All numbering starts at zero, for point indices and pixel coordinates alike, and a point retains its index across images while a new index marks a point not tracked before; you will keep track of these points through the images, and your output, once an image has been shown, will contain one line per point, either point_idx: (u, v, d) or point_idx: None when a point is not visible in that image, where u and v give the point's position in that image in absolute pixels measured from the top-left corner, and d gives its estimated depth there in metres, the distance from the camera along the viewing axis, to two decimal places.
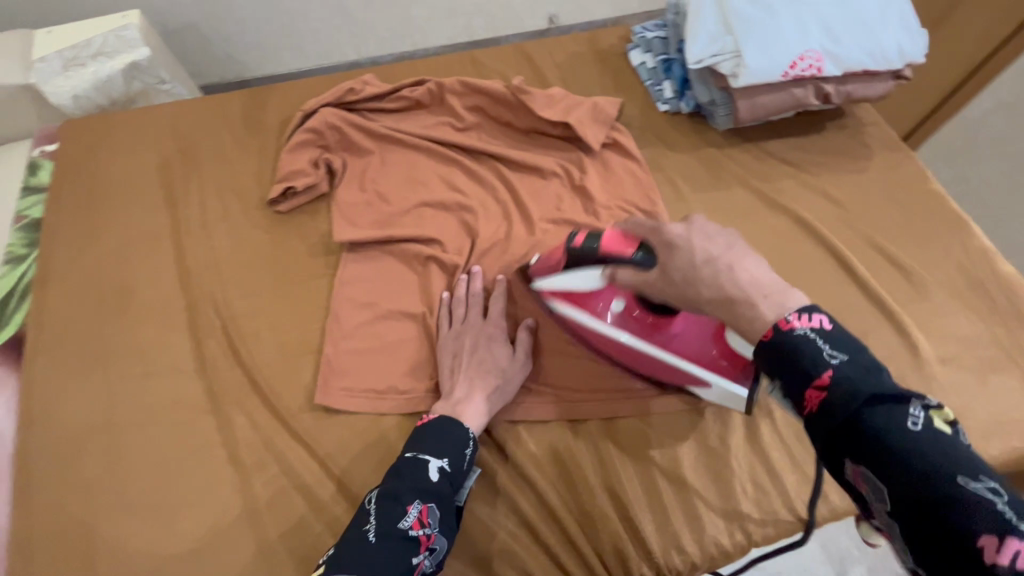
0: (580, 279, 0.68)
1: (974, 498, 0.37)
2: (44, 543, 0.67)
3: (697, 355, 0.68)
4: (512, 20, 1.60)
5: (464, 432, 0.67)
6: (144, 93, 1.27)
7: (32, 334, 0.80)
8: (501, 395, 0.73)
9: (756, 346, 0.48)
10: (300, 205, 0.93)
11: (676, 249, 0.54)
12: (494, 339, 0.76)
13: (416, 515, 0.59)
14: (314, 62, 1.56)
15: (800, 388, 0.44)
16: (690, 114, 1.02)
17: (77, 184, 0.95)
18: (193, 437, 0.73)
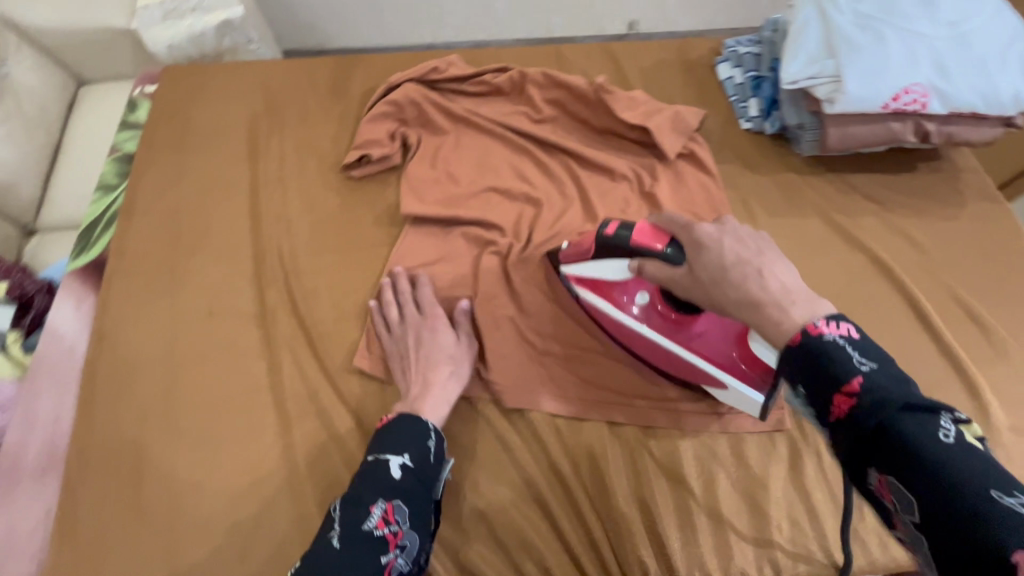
0: (609, 268, 0.69)
1: (1009, 513, 0.36)
2: (98, 454, 0.71)
3: (717, 356, 0.69)
4: (592, 23, 1.59)
5: (421, 424, 0.66)
6: (233, 50, 1.30)
7: (113, 259, 0.85)
8: (459, 380, 0.73)
9: (782, 349, 0.48)
10: (372, 174, 0.95)
11: (705, 248, 0.56)
12: (436, 329, 0.75)
13: (381, 514, 0.59)
14: (391, 41, 1.61)
15: (826, 392, 0.45)
16: (774, 135, 0.99)
17: (169, 125, 1.00)
18: (244, 378, 0.76)
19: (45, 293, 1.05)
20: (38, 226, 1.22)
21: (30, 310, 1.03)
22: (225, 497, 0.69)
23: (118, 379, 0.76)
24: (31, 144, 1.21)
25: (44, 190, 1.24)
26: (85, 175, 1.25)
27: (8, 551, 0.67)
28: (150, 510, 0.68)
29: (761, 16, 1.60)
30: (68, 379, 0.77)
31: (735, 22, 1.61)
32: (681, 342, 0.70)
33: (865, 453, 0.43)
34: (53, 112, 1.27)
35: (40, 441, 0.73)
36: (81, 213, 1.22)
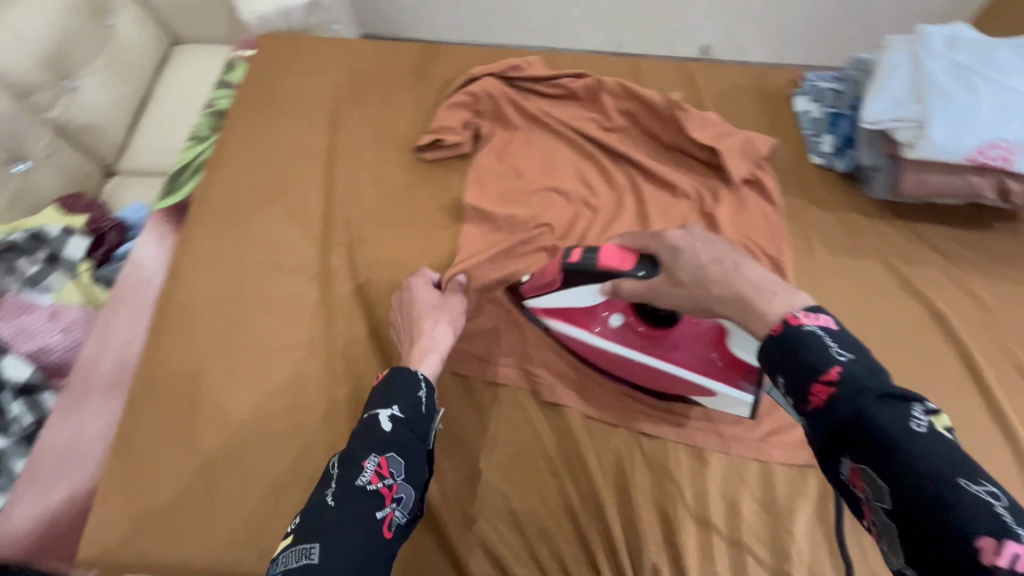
0: (581, 295, 0.70)
1: (974, 500, 0.38)
2: (161, 380, 0.76)
3: (699, 363, 0.71)
4: (664, 43, 1.60)
5: (411, 374, 0.65)
6: (317, 28, 1.36)
7: (197, 204, 0.92)
8: (448, 327, 0.74)
9: (764, 339, 0.52)
10: (441, 158, 0.99)
11: (682, 251, 0.58)
12: (416, 288, 0.79)
13: (374, 468, 0.56)
14: (465, 38, 1.66)
15: (806, 382, 0.48)
16: (844, 174, 0.98)
17: (261, 89, 1.06)
18: (300, 330, 0.81)
19: (117, 230, 1.15)
20: (119, 169, 1.32)
21: (103, 245, 1.13)
22: (267, 439, 0.73)
23: (188, 314, 0.81)
24: (125, 92, 1.30)
25: (129, 136, 1.34)
26: (170, 128, 1.34)
27: (72, 453, 0.73)
28: (201, 438, 0.73)
29: (840, 55, 1.58)
30: (143, 306, 0.83)
31: (812, 59, 1.59)
32: (660, 354, 0.72)
33: (839, 439, 0.46)
34: (148, 65, 1.37)
35: (111, 358, 0.79)
36: (161, 163, 1.31)
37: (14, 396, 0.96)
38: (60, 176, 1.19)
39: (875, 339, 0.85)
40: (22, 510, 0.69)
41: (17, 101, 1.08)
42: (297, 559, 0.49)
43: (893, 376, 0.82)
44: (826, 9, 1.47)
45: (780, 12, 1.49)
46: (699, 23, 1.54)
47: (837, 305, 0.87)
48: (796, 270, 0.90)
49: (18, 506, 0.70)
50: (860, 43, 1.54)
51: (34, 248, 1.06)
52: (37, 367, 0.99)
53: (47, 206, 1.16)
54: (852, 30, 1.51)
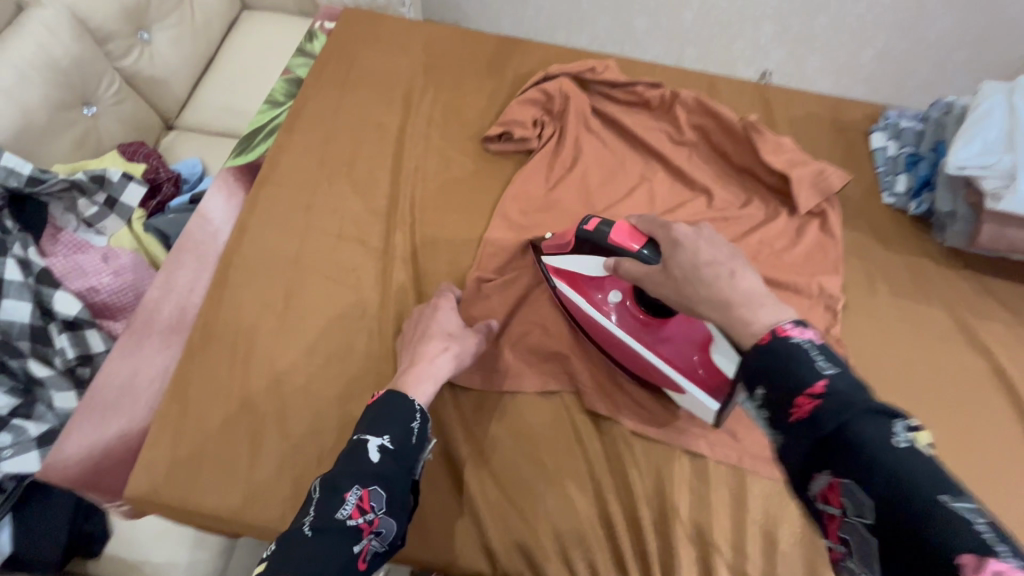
0: (590, 264, 0.71)
1: (955, 515, 0.34)
2: (219, 333, 0.78)
3: (679, 361, 0.69)
4: (726, 63, 1.59)
5: (409, 405, 0.63)
6: (385, 9, 1.35)
7: (267, 167, 0.93)
8: (451, 360, 0.70)
9: (749, 351, 0.47)
10: (507, 151, 0.99)
11: (681, 247, 0.55)
12: (440, 308, 0.76)
13: (356, 501, 0.55)
14: (524, 35, 1.67)
15: (789, 392, 0.43)
16: (916, 217, 0.96)
17: (339, 61, 1.07)
18: (357, 302, 0.82)
19: (172, 183, 1.19)
20: (178, 123, 1.35)
21: (157, 196, 1.18)
22: (314, 405, 0.74)
23: (252, 272, 0.83)
24: (193, 48, 1.34)
25: (193, 92, 1.37)
26: (229, 87, 1.36)
27: (129, 391, 0.75)
28: (251, 395, 0.74)
29: (907, 96, 1.54)
30: (207, 260, 0.85)
31: (878, 97, 1.55)
32: (647, 342, 0.71)
33: (815, 452, 0.41)
34: (217, 27, 1.40)
35: (173, 305, 0.81)
36: (219, 122, 1.33)
37: (59, 329, 0.98)
38: (124, 124, 1.21)
39: (931, 390, 0.82)
40: (74, 441, 0.71)
41: (93, 43, 1.14)
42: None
43: (945, 429, 0.80)
44: (900, 47, 1.43)
45: (850, 45, 1.46)
46: (763, 48, 1.53)
47: (895, 348, 0.85)
48: (856, 308, 0.88)
49: (72, 436, 0.71)
50: (929, 86, 1.49)
51: (93, 190, 1.06)
52: (85, 305, 1.01)
53: (109, 150, 1.18)
54: (923, 72, 1.47)
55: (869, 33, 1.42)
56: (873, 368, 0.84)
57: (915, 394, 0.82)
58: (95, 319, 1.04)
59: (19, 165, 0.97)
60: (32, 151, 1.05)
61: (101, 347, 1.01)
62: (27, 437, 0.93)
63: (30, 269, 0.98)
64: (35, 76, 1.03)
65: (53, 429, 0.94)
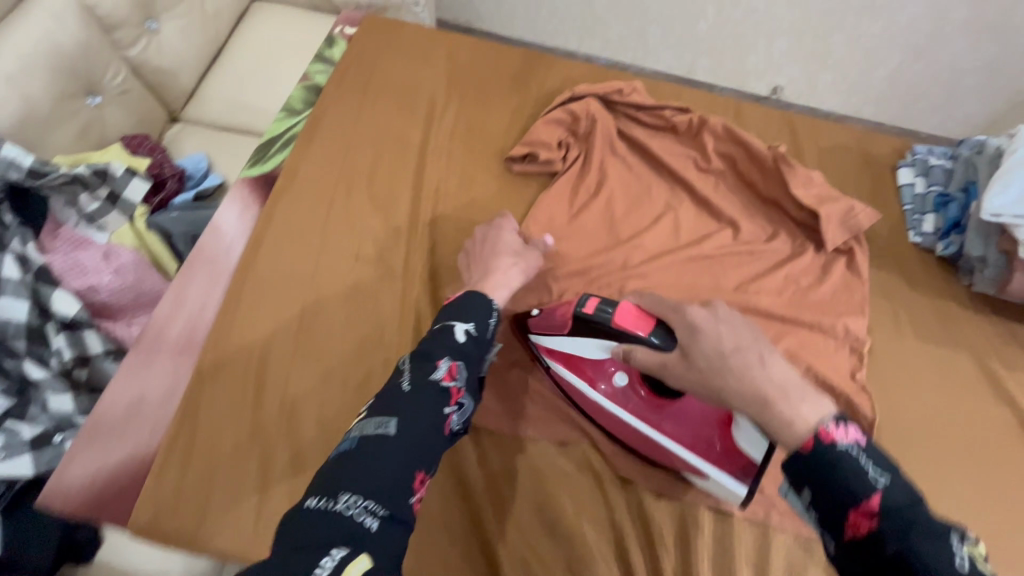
0: (588, 345, 0.70)
1: None
2: (231, 359, 0.75)
3: (697, 442, 0.69)
4: (738, 77, 1.62)
5: (487, 302, 0.69)
6: (399, 8, 1.36)
7: (283, 180, 0.90)
8: (520, 272, 0.77)
9: (792, 455, 0.47)
10: (530, 172, 0.96)
11: (702, 333, 0.56)
12: (503, 229, 0.83)
13: (446, 368, 0.60)
14: (537, 40, 1.66)
15: (842, 507, 0.43)
16: (943, 258, 0.94)
17: (359, 70, 1.04)
18: (375, 326, 0.79)
19: (177, 179, 1.15)
20: (185, 115, 1.30)
21: (160, 192, 1.14)
22: (327, 433, 0.72)
23: (268, 289, 0.80)
24: (202, 40, 1.29)
25: (201, 84, 1.32)
26: (237, 83, 1.32)
27: (135, 415, 0.72)
28: (263, 425, 0.71)
29: (916, 119, 1.60)
30: (218, 276, 0.82)
31: (884, 116, 1.61)
32: (658, 424, 0.70)
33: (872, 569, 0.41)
34: (226, 19, 1.35)
35: (183, 322, 0.78)
36: (227, 118, 1.29)
37: (57, 329, 0.95)
38: (129, 115, 1.17)
39: (956, 439, 0.81)
40: (77, 466, 0.68)
41: (101, 33, 1.11)
42: (373, 429, 0.53)
43: (971, 481, 0.78)
44: (912, 69, 1.48)
45: (861, 65, 1.50)
46: (776, 62, 1.55)
47: (920, 395, 0.84)
48: (881, 352, 0.87)
49: (75, 461, 0.68)
50: (938, 108, 1.55)
51: (97, 183, 1.03)
52: (83, 305, 0.98)
53: (113, 142, 1.13)
54: (933, 95, 1.52)
55: (881, 54, 1.46)
56: (899, 414, 0.82)
57: (941, 442, 0.81)
58: (93, 320, 1.01)
59: (20, 157, 0.92)
60: (37, 142, 1.01)
61: (100, 348, 0.99)
62: (18, 441, 0.87)
63: (27, 267, 0.95)
64: (38, 62, 0.99)
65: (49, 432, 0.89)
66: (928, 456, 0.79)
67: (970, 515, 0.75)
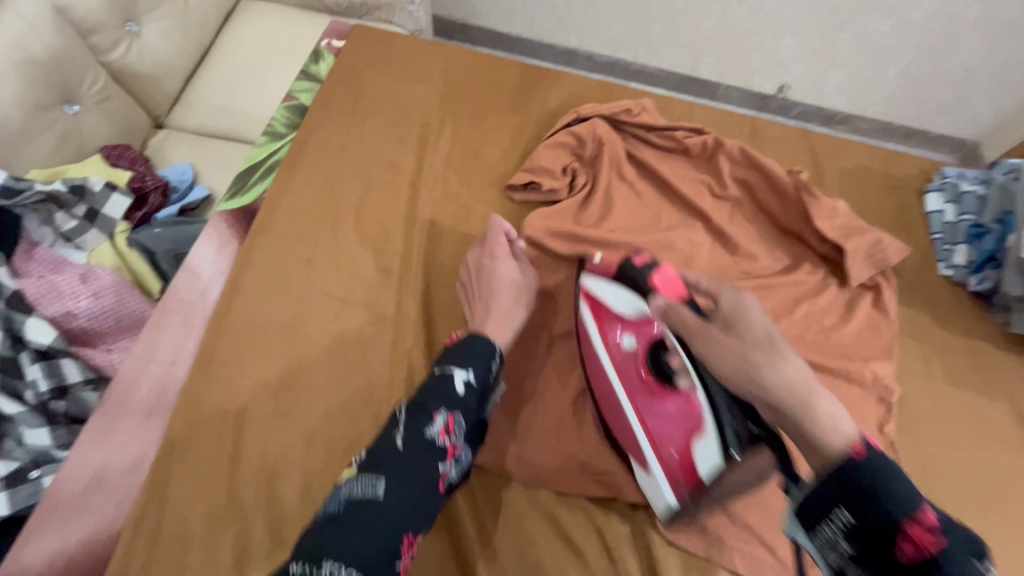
0: (624, 299, 0.67)
1: None
2: (207, 419, 0.68)
3: (659, 437, 0.64)
4: (743, 76, 1.55)
5: (486, 346, 0.66)
6: (392, 7, 1.29)
7: (264, 214, 0.83)
8: (518, 310, 0.75)
9: (835, 454, 0.43)
10: (533, 202, 0.89)
11: (752, 314, 0.53)
12: (496, 256, 0.77)
13: (443, 423, 0.59)
14: (536, 37, 1.58)
15: (897, 524, 0.40)
16: (975, 292, 0.89)
17: (347, 87, 0.96)
18: (365, 380, 0.73)
19: (160, 193, 1.07)
20: (166, 122, 1.22)
21: (143, 207, 1.06)
22: (311, 504, 0.65)
23: (246, 342, 0.73)
24: (182, 46, 1.20)
25: (181, 92, 1.24)
26: (219, 89, 1.22)
27: (100, 485, 0.65)
28: (242, 495, 0.65)
29: (928, 119, 1.54)
30: (194, 323, 0.75)
31: (896, 119, 1.56)
32: (636, 402, 0.66)
33: None
34: (209, 22, 1.26)
35: (154, 376, 0.72)
36: (211, 127, 1.20)
37: (31, 359, 0.86)
38: (112, 123, 1.09)
39: (995, 496, 0.75)
40: (33, 548, 0.61)
41: (75, 37, 1.02)
42: (362, 488, 0.53)
43: (1014, 543, 0.72)
44: (923, 67, 1.41)
45: (874, 66, 1.43)
46: (783, 61, 1.48)
47: (955, 446, 0.78)
48: (911, 399, 0.80)
49: (32, 539, 0.62)
50: (952, 112, 1.51)
51: (75, 202, 0.95)
52: (60, 333, 0.89)
53: (92, 155, 1.05)
54: (947, 99, 1.48)
55: (894, 55, 1.39)
56: (932, 471, 0.76)
57: (979, 499, 0.75)
58: (72, 347, 0.92)
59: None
60: (4, 157, 0.93)
61: (79, 377, 0.88)
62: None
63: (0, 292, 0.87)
64: (11, 72, 0.91)
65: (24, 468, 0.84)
66: (966, 515, 0.73)
67: None
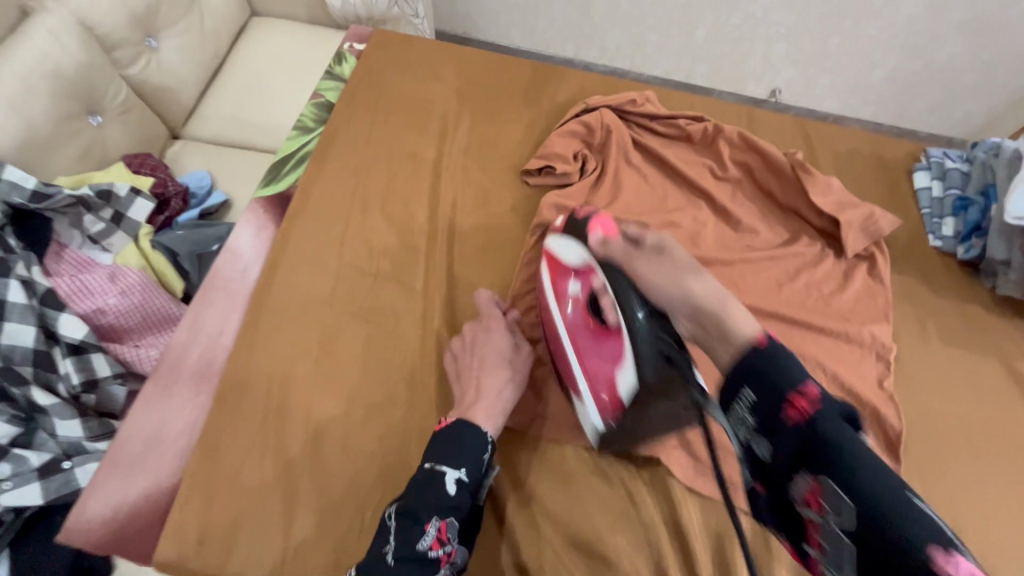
0: (569, 248, 0.73)
1: (923, 518, 0.35)
2: (256, 381, 0.74)
3: (592, 368, 0.69)
4: (737, 80, 1.62)
5: (480, 434, 0.65)
6: (397, 21, 1.36)
7: (297, 200, 0.89)
8: (512, 389, 0.71)
9: (740, 345, 0.47)
10: (547, 185, 0.95)
11: (671, 251, 0.61)
12: (493, 332, 0.76)
13: (435, 533, 0.58)
14: (535, 48, 1.66)
15: (782, 391, 0.43)
16: (963, 261, 0.94)
17: (369, 87, 1.03)
18: (397, 346, 0.78)
19: (181, 198, 1.12)
20: (184, 133, 1.27)
21: (166, 210, 1.11)
22: (353, 457, 0.71)
23: (286, 315, 0.79)
24: (200, 59, 1.26)
25: (199, 102, 1.30)
26: (240, 96, 1.29)
27: (156, 445, 0.70)
28: (289, 448, 0.70)
29: (915, 118, 1.62)
30: (235, 299, 0.81)
31: (885, 118, 1.63)
32: (575, 341, 0.71)
33: (801, 455, 0.41)
34: (226, 35, 1.33)
35: (202, 347, 0.77)
36: (232, 134, 1.26)
37: (64, 354, 0.89)
38: (130, 135, 1.14)
39: (990, 443, 0.80)
40: (98, 500, 0.66)
41: (100, 51, 1.06)
42: None
43: (1009, 485, 0.77)
44: (909, 68, 1.49)
45: (862, 66, 1.51)
46: (774, 67, 1.56)
47: (952, 400, 0.83)
48: (909, 357, 0.86)
49: (96, 492, 0.67)
50: (937, 108, 1.58)
51: (101, 206, 0.97)
52: (91, 328, 0.92)
53: (114, 162, 1.10)
54: (931, 95, 1.55)
55: (878, 55, 1.47)
56: (931, 422, 0.81)
57: (976, 446, 0.80)
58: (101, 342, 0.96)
59: (23, 178, 0.87)
60: (38, 163, 0.97)
61: (108, 372, 0.91)
62: (28, 468, 0.85)
63: (33, 290, 0.88)
64: (40, 86, 0.95)
65: (56, 457, 0.87)
66: (963, 458, 0.79)
67: (1007, 520, 0.75)
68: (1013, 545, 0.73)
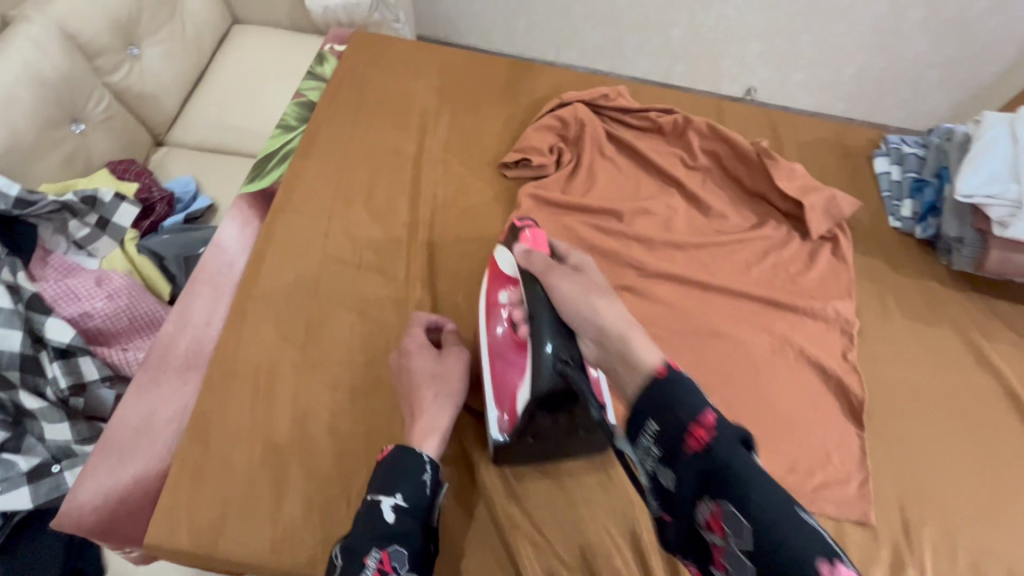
0: (505, 260, 0.72)
1: (805, 525, 0.39)
2: (243, 368, 0.76)
3: (501, 381, 0.69)
4: (712, 78, 1.67)
5: (417, 457, 0.63)
6: (379, 25, 1.35)
7: (281, 195, 0.91)
8: (446, 401, 0.69)
9: (642, 372, 0.48)
10: (524, 177, 0.99)
11: (587, 271, 0.64)
12: (412, 352, 0.73)
13: (376, 564, 0.56)
14: (516, 51, 1.70)
15: (683, 424, 0.44)
16: (922, 240, 1.00)
17: (350, 87, 1.06)
18: (379, 332, 0.81)
19: (167, 202, 1.12)
20: (168, 139, 1.29)
21: (150, 215, 1.11)
22: (340, 438, 0.73)
23: (272, 306, 0.81)
24: (183, 65, 1.28)
25: (183, 107, 1.32)
26: (224, 100, 1.31)
27: (145, 432, 0.72)
28: (276, 431, 0.72)
29: (883, 112, 1.68)
30: (222, 293, 0.83)
31: (856, 112, 1.69)
32: (493, 352, 0.71)
33: (705, 482, 0.43)
34: (208, 42, 1.35)
35: (188, 339, 0.79)
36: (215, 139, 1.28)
37: (52, 357, 0.90)
38: (114, 141, 1.15)
39: (949, 408, 0.85)
40: (89, 487, 0.68)
41: (82, 60, 1.07)
42: None
43: (966, 447, 0.82)
44: (875, 63, 1.55)
45: (829, 63, 1.57)
46: (747, 65, 1.61)
47: (913, 369, 0.87)
48: (872, 330, 0.90)
49: (87, 480, 0.69)
50: (903, 102, 1.64)
51: (86, 211, 0.98)
52: (78, 332, 0.93)
53: (98, 169, 1.12)
54: (897, 89, 1.61)
55: (844, 51, 1.53)
56: (893, 391, 0.85)
57: (934, 411, 0.84)
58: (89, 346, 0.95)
59: (6, 186, 0.89)
60: (21, 171, 0.98)
61: (96, 374, 0.92)
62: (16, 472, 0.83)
63: (18, 295, 0.90)
64: (25, 93, 0.97)
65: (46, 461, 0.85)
66: (923, 423, 0.83)
67: (965, 479, 0.79)
68: (970, 501, 0.77)
